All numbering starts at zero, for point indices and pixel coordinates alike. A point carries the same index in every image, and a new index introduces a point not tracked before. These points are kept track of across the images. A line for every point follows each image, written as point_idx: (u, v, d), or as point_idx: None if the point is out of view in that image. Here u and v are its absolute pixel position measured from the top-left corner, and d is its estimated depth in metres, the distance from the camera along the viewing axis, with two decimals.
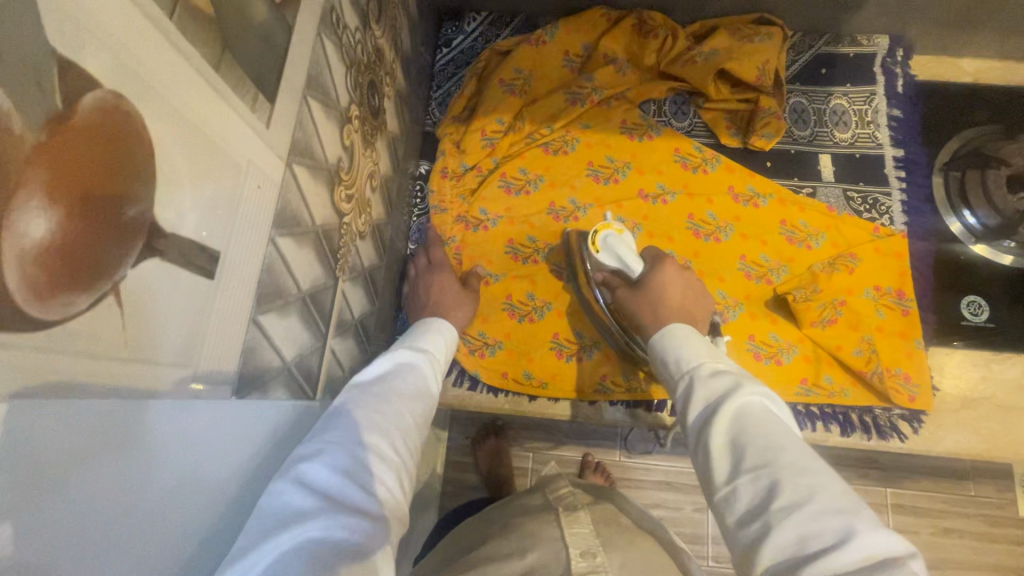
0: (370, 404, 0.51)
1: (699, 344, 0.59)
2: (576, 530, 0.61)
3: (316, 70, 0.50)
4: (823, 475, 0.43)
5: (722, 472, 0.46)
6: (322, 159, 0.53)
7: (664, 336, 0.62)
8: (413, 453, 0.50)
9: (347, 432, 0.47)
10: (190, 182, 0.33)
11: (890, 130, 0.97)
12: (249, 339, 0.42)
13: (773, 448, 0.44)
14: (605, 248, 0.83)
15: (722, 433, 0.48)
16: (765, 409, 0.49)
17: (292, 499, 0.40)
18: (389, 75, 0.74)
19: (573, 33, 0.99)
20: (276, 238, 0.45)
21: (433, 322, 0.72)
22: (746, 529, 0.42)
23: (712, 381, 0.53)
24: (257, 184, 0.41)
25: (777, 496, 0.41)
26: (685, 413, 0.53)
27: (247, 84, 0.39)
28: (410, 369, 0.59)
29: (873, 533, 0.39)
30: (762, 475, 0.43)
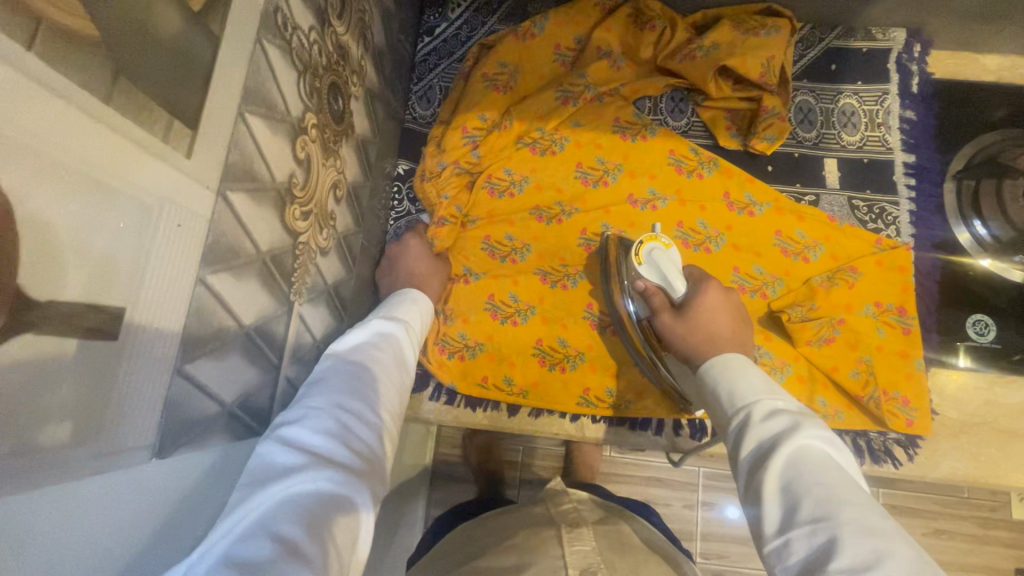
0: (350, 369, 0.53)
1: (753, 378, 0.57)
2: (577, 548, 0.58)
3: (257, 82, 0.45)
4: (892, 542, 0.40)
5: (774, 521, 0.45)
6: (268, 179, 0.48)
7: (717, 367, 0.60)
8: (390, 414, 0.53)
9: (332, 394, 0.49)
10: (73, 234, 0.28)
11: (901, 133, 0.91)
12: (173, 393, 0.39)
13: (833, 500, 0.42)
14: (648, 263, 0.75)
15: (776, 477, 0.46)
16: (825, 455, 0.47)
17: (283, 453, 0.42)
18: (356, 74, 0.68)
19: (566, 25, 0.91)
20: (207, 277, 0.41)
21: (404, 288, 0.75)
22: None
23: (768, 422, 0.51)
24: (178, 223, 0.37)
25: (838, 556, 0.39)
26: (736, 451, 0.52)
27: (157, 112, 0.33)
28: (385, 335, 0.61)
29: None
30: (822, 531, 0.41)
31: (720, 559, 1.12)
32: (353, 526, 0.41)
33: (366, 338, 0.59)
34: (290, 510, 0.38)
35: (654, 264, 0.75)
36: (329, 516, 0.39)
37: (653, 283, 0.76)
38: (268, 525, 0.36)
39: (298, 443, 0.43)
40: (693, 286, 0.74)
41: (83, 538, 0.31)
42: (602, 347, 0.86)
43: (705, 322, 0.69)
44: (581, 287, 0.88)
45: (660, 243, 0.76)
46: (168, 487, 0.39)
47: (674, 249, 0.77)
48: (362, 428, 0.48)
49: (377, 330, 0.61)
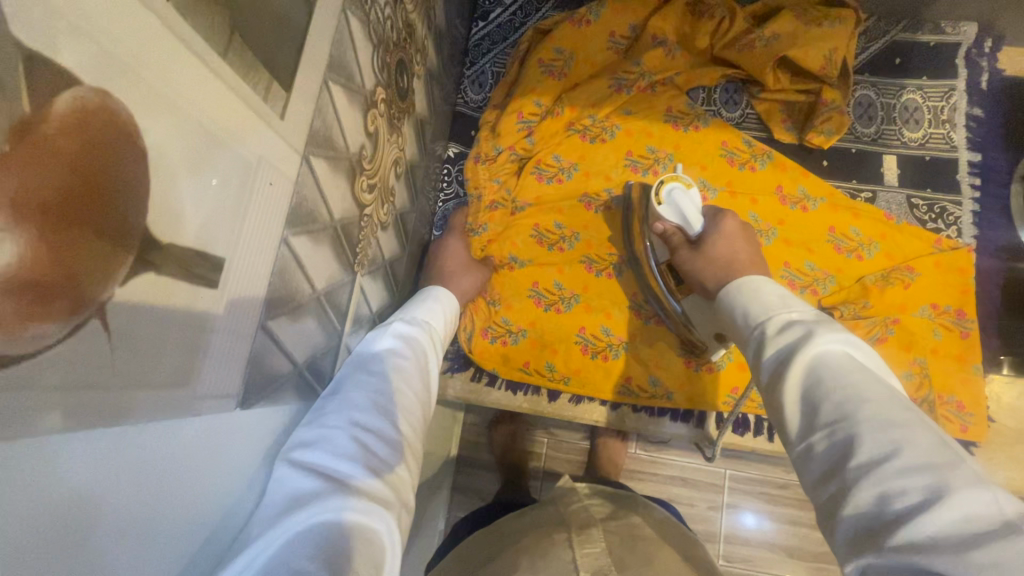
0: (371, 383, 0.52)
1: (767, 295, 0.56)
2: (588, 551, 0.59)
3: (340, 51, 0.46)
4: (913, 431, 0.38)
5: (798, 428, 0.44)
6: (343, 149, 0.49)
7: (733, 292, 0.60)
8: (411, 427, 0.53)
9: (350, 414, 0.48)
10: (189, 183, 0.30)
11: (967, 132, 0.87)
12: (257, 347, 0.40)
13: (853, 399, 0.41)
14: (668, 203, 0.78)
15: (796, 386, 0.45)
16: (846, 358, 0.45)
17: (298, 479, 0.41)
18: (420, 52, 0.69)
19: (622, 12, 0.91)
20: (289, 238, 0.42)
21: (429, 288, 0.75)
22: (825, 486, 0.39)
23: (783, 336, 0.49)
24: (269, 182, 0.38)
25: (856, 451, 0.38)
26: (758, 369, 0.51)
27: (260, 71, 0.35)
28: (408, 344, 0.60)
29: (971, 489, 0.33)
30: (839, 429, 0.40)
31: (744, 563, 1.08)
32: (374, 551, 0.40)
33: (387, 348, 0.58)
34: (307, 541, 0.37)
35: (672, 202, 0.78)
36: (351, 543, 0.39)
37: (675, 221, 0.78)
38: (286, 553, 0.36)
39: (313, 467, 0.43)
40: (711, 219, 0.75)
41: (161, 479, 0.32)
42: (646, 336, 0.85)
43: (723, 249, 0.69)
44: (628, 276, 0.87)
45: (680, 182, 0.79)
46: (246, 438, 0.41)
47: (695, 189, 0.80)
48: (381, 449, 0.47)
49: (400, 337, 0.60)
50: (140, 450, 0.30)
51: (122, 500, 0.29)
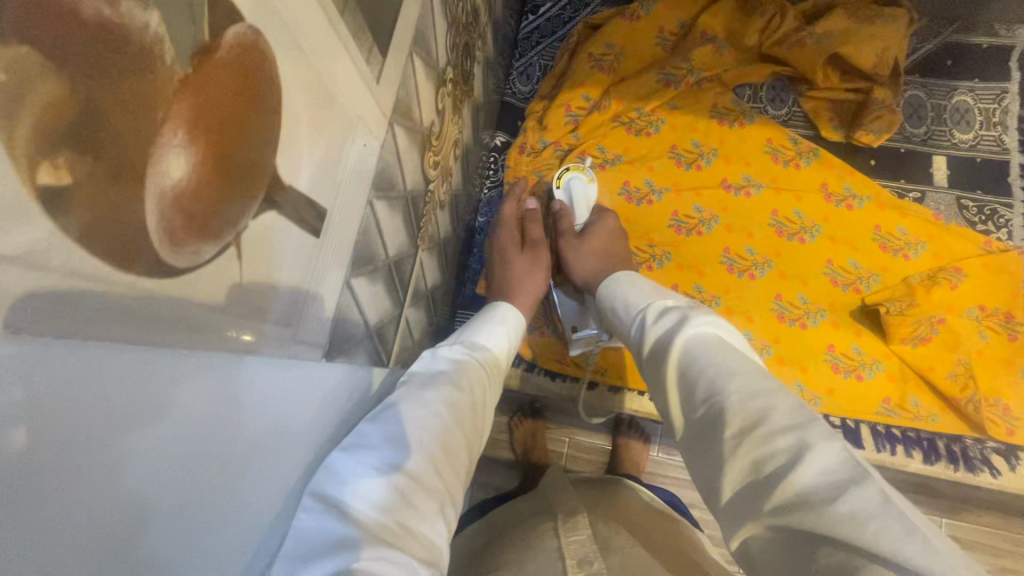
0: (420, 420, 0.46)
1: (641, 288, 0.57)
2: (574, 538, 0.57)
3: (423, 25, 0.48)
4: (774, 396, 0.39)
5: (681, 413, 0.44)
6: (418, 121, 0.51)
7: (611, 284, 0.61)
8: (453, 469, 0.46)
9: (389, 449, 0.42)
10: (308, 132, 0.31)
11: (1020, 134, 0.86)
12: (343, 302, 0.42)
13: (722, 373, 0.41)
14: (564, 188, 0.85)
15: (673, 373, 0.46)
16: (714, 338, 0.46)
17: (327, 519, 0.37)
18: (481, 38, 0.70)
19: (672, 9, 0.92)
20: (373, 201, 0.44)
21: (493, 305, 0.68)
22: (709, 463, 0.39)
23: (657, 324, 0.50)
24: (363, 143, 0.39)
25: (727, 424, 0.38)
26: (641, 360, 0.51)
27: (366, 34, 0.36)
28: (461, 375, 0.54)
29: (825, 443, 0.34)
30: (713, 403, 0.40)
31: None
32: None
33: (438, 378, 0.52)
34: None
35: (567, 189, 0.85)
36: None
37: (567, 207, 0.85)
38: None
39: (341, 506, 0.38)
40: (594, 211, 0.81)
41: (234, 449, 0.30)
42: None
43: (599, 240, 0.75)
44: (668, 268, 0.87)
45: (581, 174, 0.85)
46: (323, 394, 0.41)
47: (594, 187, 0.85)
48: (418, 496, 0.41)
49: (451, 367, 0.54)
50: (225, 392, 0.28)
51: (205, 456, 0.28)
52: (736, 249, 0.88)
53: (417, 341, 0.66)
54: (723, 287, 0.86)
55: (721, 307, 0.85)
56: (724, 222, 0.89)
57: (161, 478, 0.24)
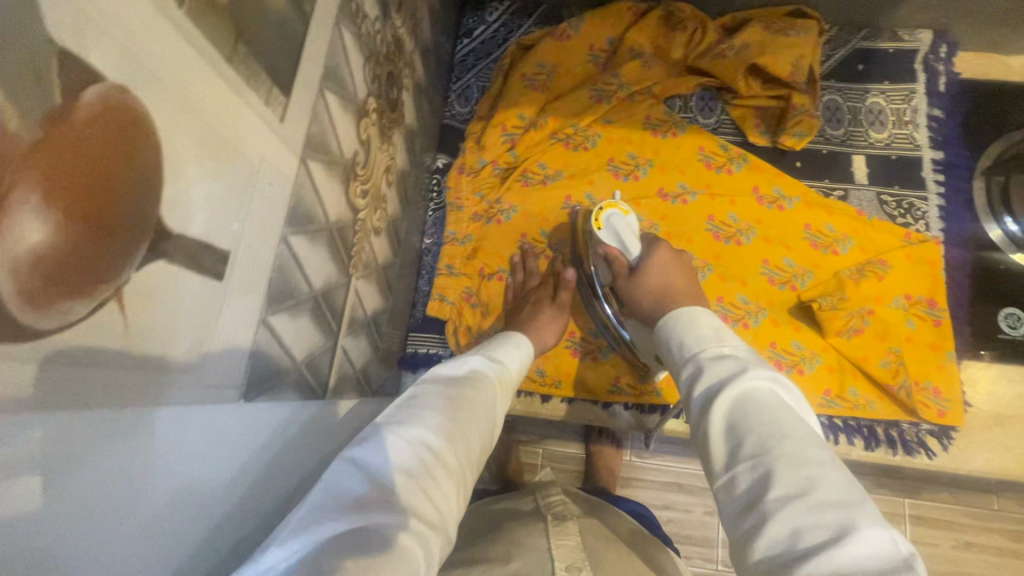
0: (444, 410, 0.49)
1: (700, 332, 0.57)
2: (564, 542, 0.58)
3: (333, 62, 0.48)
4: (825, 469, 0.40)
5: (720, 458, 0.45)
6: (339, 154, 0.52)
7: (677, 317, 0.62)
8: (468, 463, 0.48)
9: (417, 424, 0.46)
10: (197, 179, 0.31)
11: (929, 131, 0.92)
12: (259, 340, 0.41)
13: (774, 435, 0.43)
14: (607, 227, 0.82)
15: (720, 420, 0.47)
16: (772, 396, 0.47)
17: (360, 479, 0.41)
18: (408, 66, 0.71)
19: (600, 27, 0.95)
20: (289, 237, 0.44)
21: (512, 332, 0.72)
22: (743, 519, 0.40)
23: (713, 366, 0.52)
24: (271, 182, 0.40)
25: (773, 486, 0.40)
26: (687, 399, 0.52)
27: (262, 76, 0.37)
28: (478, 377, 0.57)
29: (873, 528, 0.36)
30: (758, 464, 0.42)
31: None
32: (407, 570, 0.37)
33: (463, 379, 0.56)
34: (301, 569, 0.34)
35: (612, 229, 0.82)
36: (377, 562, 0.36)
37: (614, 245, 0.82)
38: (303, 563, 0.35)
39: (370, 472, 0.42)
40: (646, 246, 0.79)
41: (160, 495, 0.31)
42: None
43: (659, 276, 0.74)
44: None
45: (618, 210, 0.83)
46: (247, 440, 0.41)
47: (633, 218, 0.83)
48: (438, 473, 0.44)
49: (471, 371, 0.57)
50: (132, 449, 0.29)
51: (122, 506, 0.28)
52: None
53: (360, 369, 0.66)
54: None
55: None
56: (664, 230, 0.92)
57: (88, 527, 0.26)
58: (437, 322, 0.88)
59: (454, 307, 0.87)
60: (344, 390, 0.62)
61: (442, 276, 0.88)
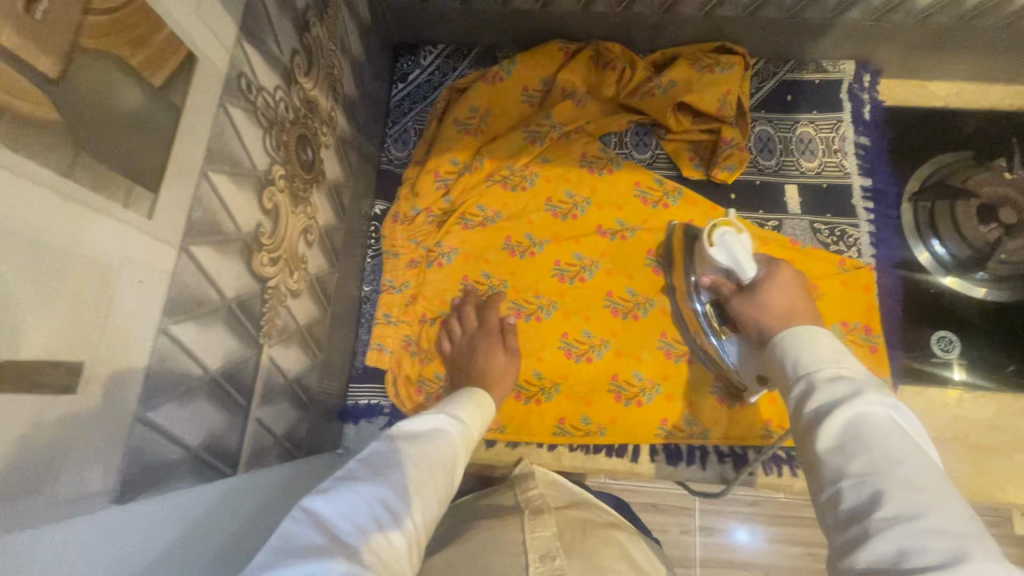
0: (404, 464, 0.49)
1: (827, 354, 0.54)
2: (538, 533, 0.54)
3: (219, 143, 0.48)
4: (941, 498, 0.40)
5: (829, 471, 0.45)
6: (234, 232, 0.51)
7: (787, 337, 0.59)
8: (427, 524, 0.47)
9: (380, 480, 0.47)
10: (27, 302, 0.31)
11: (857, 159, 0.94)
12: (136, 440, 0.41)
13: (891, 460, 0.42)
14: (720, 246, 0.75)
15: (832, 435, 0.46)
16: (892, 424, 0.46)
17: (311, 530, 0.40)
18: (325, 124, 0.71)
19: (532, 67, 0.94)
20: (169, 327, 0.43)
21: (474, 390, 0.71)
22: (842, 532, 0.41)
23: (833, 385, 0.50)
24: (138, 279, 0.39)
25: (882, 506, 0.40)
26: (798, 413, 0.52)
27: (118, 179, 0.36)
28: (444, 435, 0.56)
29: (990, 563, 0.35)
30: (865, 483, 0.42)
31: None
32: None
33: (424, 435, 0.55)
34: None
35: (726, 246, 0.74)
36: None
37: (724, 265, 0.75)
38: None
39: (332, 527, 0.41)
40: (766, 266, 0.74)
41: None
42: (579, 375, 0.87)
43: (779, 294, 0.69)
44: (556, 317, 0.89)
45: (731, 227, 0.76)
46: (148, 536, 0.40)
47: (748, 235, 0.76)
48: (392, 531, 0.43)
49: (435, 426, 0.57)
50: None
51: None
52: (618, 292, 0.90)
53: (280, 435, 0.65)
54: (610, 331, 0.88)
55: (610, 351, 0.87)
56: (604, 267, 0.91)
57: None
58: (377, 372, 0.87)
59: (393, 356, 0.86)
60: (264, 459, 0.62)
61: (381, 325, 0.87)
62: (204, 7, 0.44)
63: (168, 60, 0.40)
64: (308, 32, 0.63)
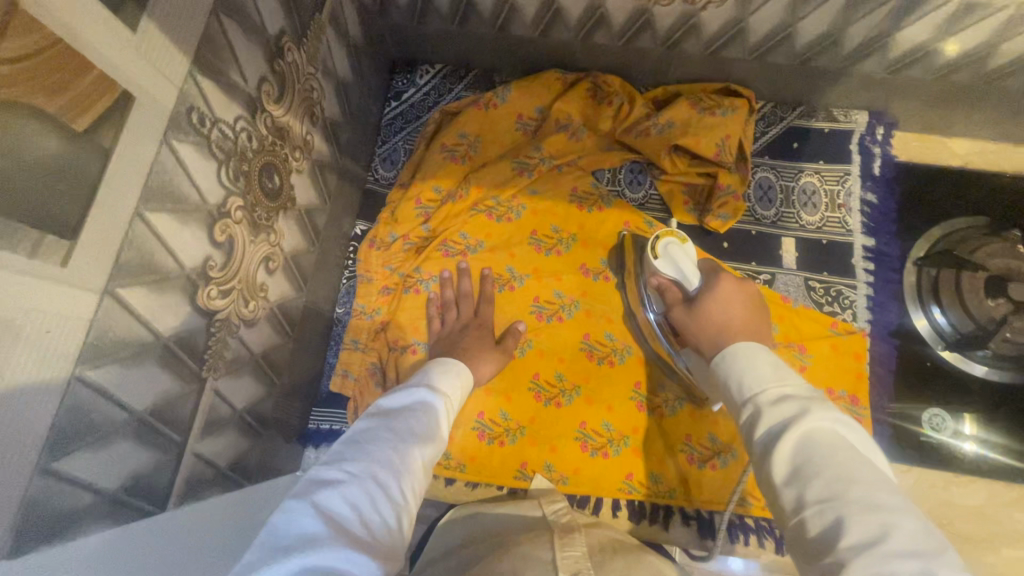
0: (388, 444, 0.51)
1: (762, 367, 0.53)
2: (568, 553, 0.54)
3: (162, 181, 0.46)
4: (898, 513, 0.38)
5: (791, 499, 0.43)
6: (175, 268, 0.50)
7: (723, 357, 0.57)
8: (411, 509, 0.49)
9: (368, 463, 0.48)
10: None
11: (862, 216, 0.89)
12: (36, 491, 0.40)
13: (842, 480, 0.41)
14: (664, 257, 0.75)
15: (785, 460, 0.45)
16: (836, 437, 0.44)
17: (309, 513, 0.41)
18: (298, 148, 0.69)
19: (528, 95, 0.92)
20: (84, 374, 0.42)
21: (455, 363, 0.71)
22: (815, 566, 0.39)
23: (776, 408, 0.48)
24: (46, 329, 0.38)
25: (845, 535, 0.38)
26: (749, 440, 0.49)
27: (23, 230, 0.35)
28: (427, 409, 0.59)
29: None
30: (827, 509, 0.40)
31: None
32: None
33: (406, 408, 0.58)
34: None
35: (670, 257, 0.75)
36: None
37: (670, 275, 0.75)
38: None
39: (324, 513, 0.42)
40: (707, 275, 0.73)
41: None
42: (547, 419, 0.84)
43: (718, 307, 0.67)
44: (529, 356, 0.86)
45: (675, 238, 0.76)
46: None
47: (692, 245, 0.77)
48: (386, 510, 0.45)
49: (416, 402, 0.59)
50: None
51: None
52: (595, 335, 0.87)
53: (222, 466, 0.64)
54: (583, 375, 0.85)
55: (581, 397, 0.85)
56: (584, 307, 0.89)
57: None
58: (343, 397, 0.87)
59: (357, 383, 0.85)
60: (205, 490, 0.61)
61: (348, 351, 0.87)
62: (148, 44, 0.42)
63: (96, 103, 0.39)
64: (281, 59, 0.62)
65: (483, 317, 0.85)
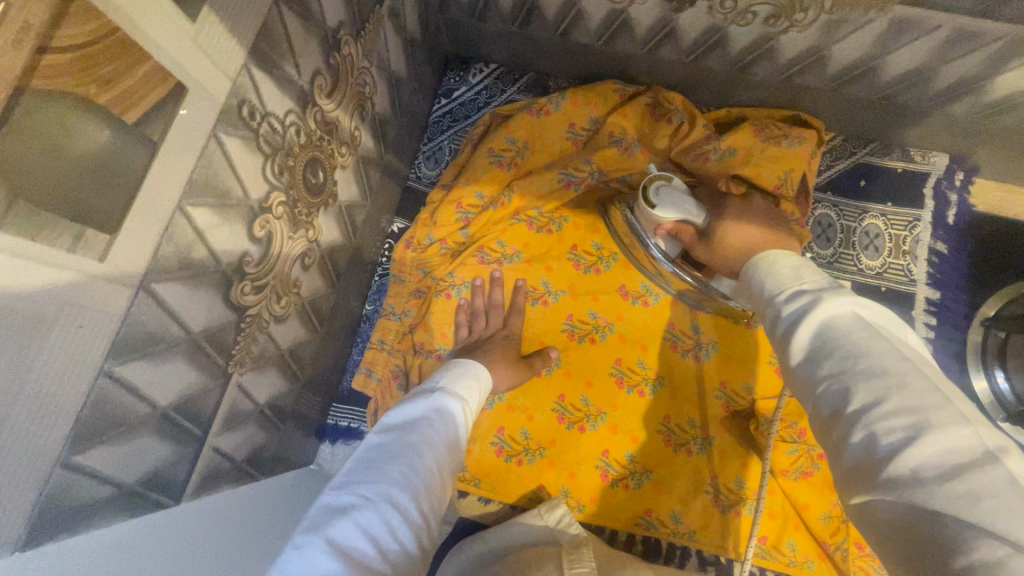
0: (403, 460, 0.48)
1: (779, 268, 0.52)
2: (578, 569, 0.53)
3: (206, 176, 0.45)
4: (906, 376, 0.38)
5: (804, 381, 0.44)
6: (211, 264, 0.48)
7: (749, 266, 0.55)
8: (428, 527, 0.46)
9: (382, 485, 0.45)
10: None
11: (927, 266, 0.83)
12: (55, 485, 0.39)
13: (852, 354, 0.41)
14: (663, 201, 0.73)
15: (799, 349, 0.45)
16: (851, 319, 0.43)
17: (321, 554, 0.38)
18: (345, 144, 0.68)
19: (583, 105, 0.87)
20: (112, 368, 0.41)
21: (472, 363, 0.68)
22: (829, 433, 0.40)
23: (791, 305, 0.47)
24: (78, 325, 0.37)
25: (849, 403, 0.39)
26: (771, 338, 0.49)
27: (64, 225, 0.34)
28: (442, 418, 0.55)
29: (953, 427, 0.34)
30: (837, 382, 0.40)
31: None
32: None
33: (421, 418, 0.54)
34: None
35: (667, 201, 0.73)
36: None
37: (674, 219, 0.73)
38: None
39: (338, 549, 0.39)
40: (714, 210, 0.74)
41: None
42: (568, 443, 0.81)
43: (736, 238, 0.68)
44: (556, 375, 0.84)
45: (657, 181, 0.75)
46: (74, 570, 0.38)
47: (676, 182, 0.76)
48: (404, 536, 0.43)
49: (431, 411, 0.55)
50: None
51: None
52: (627, 361, 0.84)
53: (239, 460, 0.63)
54: (610, 403, 0.82)
55: (605, 424, 0.82)
56: (618, 331, 0.85)
57: None
58: (362, 395, 0.87)
59: (380, 383, 0.85)
60: (220, 482, 0.60)
61: (373, 350, 0.86)
62: (205, 36, 0.41)
63: (147, 96, 0.37)
64: (337, 52, 0.60)
65: (513, 328, 0.82)
